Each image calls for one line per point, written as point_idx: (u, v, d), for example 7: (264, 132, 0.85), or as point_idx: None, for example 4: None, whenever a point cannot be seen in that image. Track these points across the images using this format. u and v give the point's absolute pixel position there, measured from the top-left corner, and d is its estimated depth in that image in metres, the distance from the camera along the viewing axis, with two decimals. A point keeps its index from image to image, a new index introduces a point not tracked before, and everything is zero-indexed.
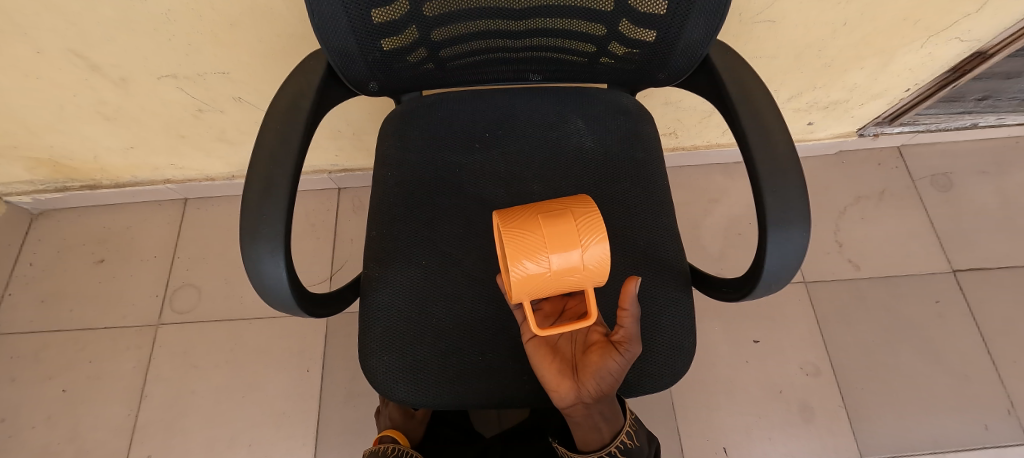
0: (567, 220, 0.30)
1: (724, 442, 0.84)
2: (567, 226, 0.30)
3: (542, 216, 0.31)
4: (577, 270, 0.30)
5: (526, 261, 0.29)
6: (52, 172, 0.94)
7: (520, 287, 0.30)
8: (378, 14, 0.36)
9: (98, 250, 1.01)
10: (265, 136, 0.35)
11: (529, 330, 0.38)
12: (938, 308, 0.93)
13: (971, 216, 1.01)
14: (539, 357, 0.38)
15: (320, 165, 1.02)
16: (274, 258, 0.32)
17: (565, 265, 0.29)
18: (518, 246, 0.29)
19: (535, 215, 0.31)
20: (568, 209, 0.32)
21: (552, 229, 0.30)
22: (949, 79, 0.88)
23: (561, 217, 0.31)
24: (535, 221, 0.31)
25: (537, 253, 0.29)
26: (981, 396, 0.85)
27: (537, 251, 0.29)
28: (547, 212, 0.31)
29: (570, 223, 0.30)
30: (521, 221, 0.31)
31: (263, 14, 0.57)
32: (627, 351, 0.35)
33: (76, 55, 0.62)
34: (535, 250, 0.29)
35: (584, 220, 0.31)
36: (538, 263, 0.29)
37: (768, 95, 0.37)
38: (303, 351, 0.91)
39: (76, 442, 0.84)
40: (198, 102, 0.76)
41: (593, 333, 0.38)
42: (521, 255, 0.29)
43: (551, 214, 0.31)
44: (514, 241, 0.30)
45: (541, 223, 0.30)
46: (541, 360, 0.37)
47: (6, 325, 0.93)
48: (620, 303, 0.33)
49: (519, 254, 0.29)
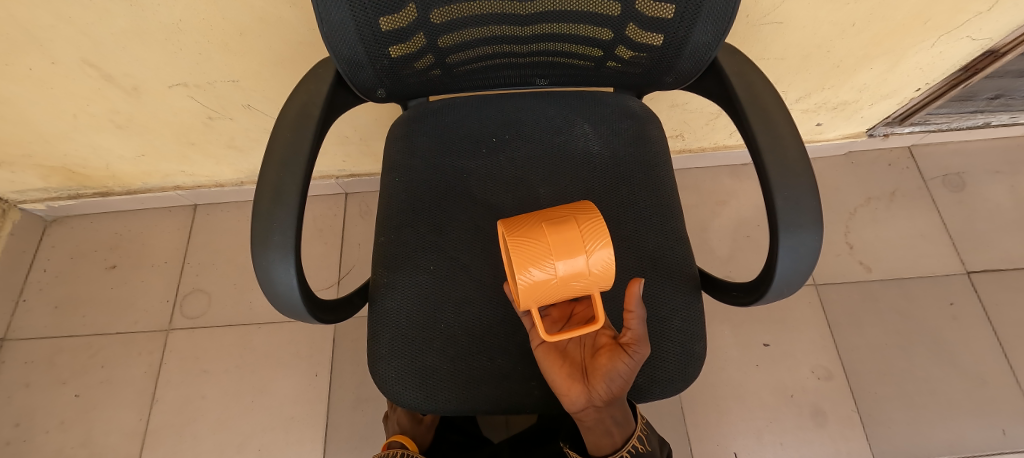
0: (571, 227, 0.30)
1: (734, 447, 0.83)
2: (572, 233, 0.30)
3: (546, 223, 0.31)
4: (584, 275, 0.30)
5: (531, 268, 0.29)
6: (65, 180, 0.95)
7: (527, 296, 0.30)
8: (386, 22, 0.36)
9: (110, 256, 1.02)
10: (276, 143, 0.35)
11: (537, 336, 0.38)
12: (952, 311, 0.91)
13: (984, 216, 0.99)
14: (549, 362, 0.37)
15: (327, 171, 1.03)
16: (285, 265, 0.32)
17: (571, 271, 0.29)
18: (521, 254, 0.29)
19: (539, 222, 0.31)
20: (572, 215, 0.31)
21: (555, 236, 0.30)
22: (961, 78, 0.86)
23: (565, 223, 0.30)
24: (540, 228, 0.30)
25: (543, 260, 0.29)
26: (998, 401, 0.83)
27: (542, 258, 0.29)
28: (551, 219, 0.31)
29: (574, 229, 0.30)
30: (526, 229, 0.31)
31: (272, 23, 0.57)
32: (637, 353, 0.34)
33: (89, 65, 0.64)
34: (540, 257, 0.29)
35: (588, 226, 0.31)
36: (546, 272, 0.29)
37: (778, 98, 0.37)
38: (312, 356, 0.91)
39: (89, 447, 0.84)
40: (208, 110, 0.77)
41: (602, 335, 0.38)
42: (528, 263, 0.29)
43: (556, 221, 0.31)
44: (520, 249, 0.30)
45: (545, 230, 0.30)
46: (550, 364, 0.37)
47: (21, 330, 0.94)
48: (626, 306, 0.33)
49: (525, 262, 0.29)
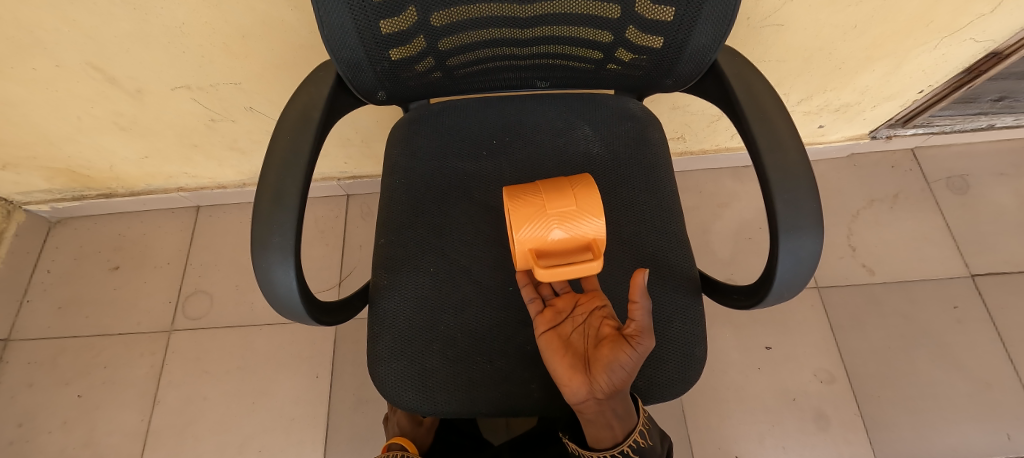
0: (559, 186, 0.36)
1: (736, 451, 0.82)
2: (559, 189, 0.35)
3: (537, 186, 0.37)
4: (570, 217, 0.34)
5: (523, 215, 0.34)
6: (69, 181, 0.96)
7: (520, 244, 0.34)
8: (386, 25, 0.36)
9: (113, 257, 1.03)
10: (276, 145, 0.36)
11: (541, 324, 0.40)
12: (956, 314, 0.90)
13: (988, 219, 0.99)
14: (551, 350, 0.38)
15: (329, 173, 1.03)
16: (285, 267, 0.32)
17: (557, 213, 0.34)
18: (515, 206, 0.35)
19: (533, 186, 0.37)
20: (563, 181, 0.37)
21: (551, 201, 0.34)
22: (964, 80, 0.86)
23: (553, 184, 0.36)
24: (532, 189, 0.36)
25: (531, 206, 0.34)
26: (1003, 405, 0.83)
27: (531, 206, 0.34)
28: (543, 184, 0.37)
29: (561, 186, 0.35)
30: (522, 192, 0.37)
31: (274, 25, 0.58)
32: (641, 345, 0.33)
33: (93, 68, 0.64)
34: (530, 206, 0.34)
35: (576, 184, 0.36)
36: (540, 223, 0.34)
37: (777, 100, 0.37)
38: (313, 357, 0.92)
39: (91, 447, 0.85)
40: (210, 112, 0.77)
41: (607, 325, 0.37)
42: (520, 212, 0.34)
43: (546, 184, 0.37)
44: (514, 203, 0.35)
45: (543, 195, 0.35)
46: (551, 349, 0.38)
47: (23, 331, 0.95)
48: (630, 295, 0.33)
49: (518, 212, 0.34)
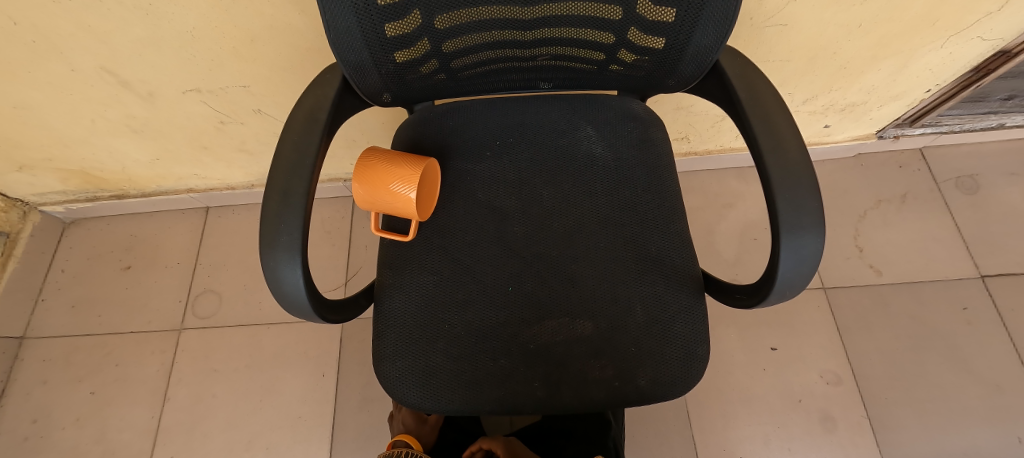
0: (389, 175, 0.43)
1: (741, 452, 0.82)
2: (386, 176, 0.43)
3: (385, 188, 0.43)
4: (405, 168, 0.44)
5: (407, 197, 0.43)
6: (83, 183, 0.98)
7: (412, 205, 0.43)
8: (391, 28, 0.37)
9: (125, 257, 1.05)
10: (285, 146, 0.36)
11: None
12: (966, 316, 0.89)
13: (998, 219, 0.98)
14: None
15: (336, 174, 1.05)
16: (292, 265, 0.33)
17: (405, 178, 0.43)
18: (404, 202, 0.43)
19: (386, 188, 0.43)
20: (379, 170, 0.44)
21: (394, 180, 0.43)
22: (973, 79, 0.85)
23: (388, 176, 0.43)
24: (387, 191, 0.43)
25: (405, 195, 0.43)
26: (1013, 408, 0.81)
27: (404, 195, 0.43)
28: (381, 181, 0.43)
29: (388, 173, 0.43)
30: (389, 197, 0.43)
31: (281, 29, 0.59)
32: None
33: (106, 72, 0.66)
34: (405, 195, 0.43)
35: (387, 162, 0.45)
36: (377, 180, 0.43)
37: (779, 99, 0.37)
38: (319, 356, 0.93)
39: (103, 443, 0.86)
40: (220, 115, 0.79)
41: None
42: (406, 200, 0.43)
43: (383, 179, 0.43)
44: (401, 199, 0.43)
45: (390, 181, 0.43)
46: None
47: (40, 329, 0.97)
48: None
49: (407, 201, 0.43)
